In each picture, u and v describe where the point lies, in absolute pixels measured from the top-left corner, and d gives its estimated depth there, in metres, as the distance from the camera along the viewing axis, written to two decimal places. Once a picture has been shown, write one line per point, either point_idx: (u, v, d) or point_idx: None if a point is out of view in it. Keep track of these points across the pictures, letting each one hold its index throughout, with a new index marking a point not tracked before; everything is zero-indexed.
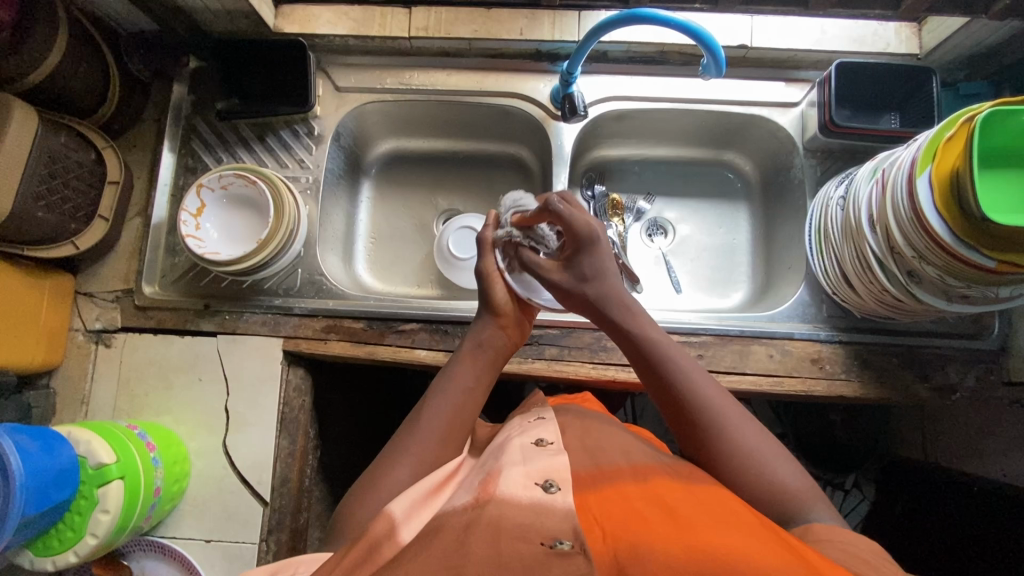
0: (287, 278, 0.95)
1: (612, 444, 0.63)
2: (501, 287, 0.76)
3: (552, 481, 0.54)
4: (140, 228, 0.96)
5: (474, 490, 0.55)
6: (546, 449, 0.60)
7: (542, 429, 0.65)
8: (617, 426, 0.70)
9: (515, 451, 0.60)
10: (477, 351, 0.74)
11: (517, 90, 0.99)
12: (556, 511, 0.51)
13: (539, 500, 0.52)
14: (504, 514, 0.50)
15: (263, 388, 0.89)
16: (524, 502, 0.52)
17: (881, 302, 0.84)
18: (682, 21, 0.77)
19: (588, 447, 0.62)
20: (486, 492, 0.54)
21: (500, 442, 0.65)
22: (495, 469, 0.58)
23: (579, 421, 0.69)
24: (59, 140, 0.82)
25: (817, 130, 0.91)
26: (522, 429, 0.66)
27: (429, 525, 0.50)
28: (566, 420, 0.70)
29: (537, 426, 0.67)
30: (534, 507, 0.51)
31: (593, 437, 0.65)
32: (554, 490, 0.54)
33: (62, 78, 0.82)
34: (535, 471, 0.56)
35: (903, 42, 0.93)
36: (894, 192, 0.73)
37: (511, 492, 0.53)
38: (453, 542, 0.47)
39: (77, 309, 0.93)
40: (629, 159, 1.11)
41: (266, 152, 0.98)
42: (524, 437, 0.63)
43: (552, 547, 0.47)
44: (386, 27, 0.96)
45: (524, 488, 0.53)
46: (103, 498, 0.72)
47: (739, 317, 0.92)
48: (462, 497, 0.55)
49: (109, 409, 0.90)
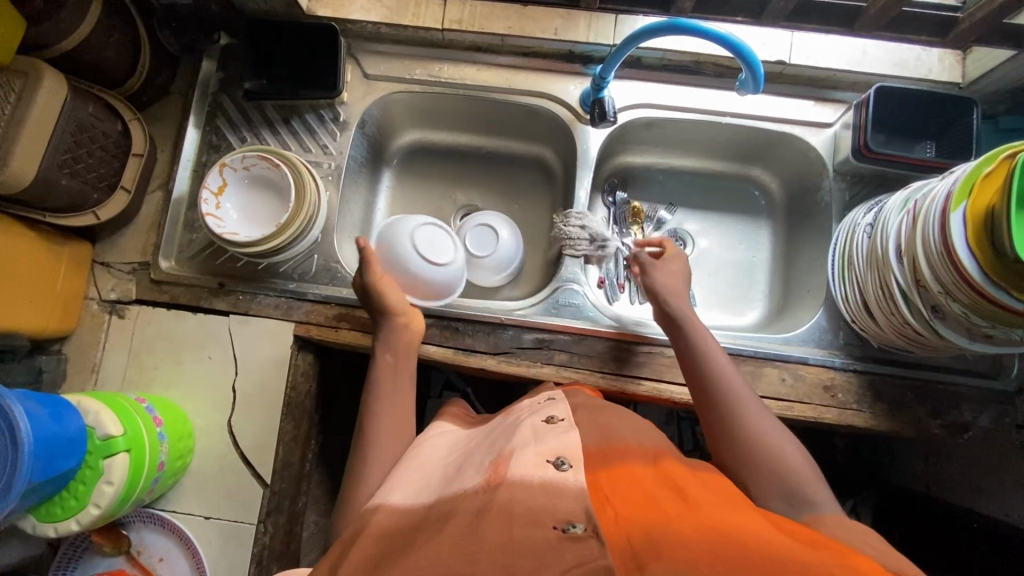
0: (303, 263, 0.95)
1: (620, 423, 0.65)
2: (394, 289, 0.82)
3: (563, 459, 0.55)
4: (160, 202, 0.96)
5: (484, 472, 0.57)
6: (559, 427, 0.62)
7: (552, 408, 0.67)
8: (629, 415, 0.70)
9: (525, 431, 0.62)
10: (393, 351, 0.79)
11: (545, 89, 0.97)
12: (568, 491, 0.51)
13: (550, 479, 0.53)
14: (515, 497, 0.51)
15: (272, 371, 0.90)
16: (535, 482, 0.52)
17: (901, 334, 0.82)
18: (723, 35, 0.75)
19: (602, 426, 0.64)
20: (497, 475, 0.55)
21: (511, 424, 0.67)
22: (507, 449, 0.59)
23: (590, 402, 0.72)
24: (87, 109, 0.81)
25: (849, 153, 0.89)
26: (532, 410, 0.69)
27: (439, 515, 0.52)
28: (579, 399, 0.73)
29: (548, 405, 0.69)
30: (547, 487, 0.52)
31: (601, 415, 0.67)
32: (566, 468, 0.54)
33: (95, 46, 0.82)
34: (546, 450, 0.57)
35: (946, 70, 0.90)
36: (926, 225, 0.72)
37: (521, 474, 0.54)
38: (460, 534, 0.48)
39: (93, 278, 0.93)
40: (653, 167, 1.09)
41: (291, 136, 0.98)
42: (535, 416, 0.66)
43: (564, 530, 0.47)
44: (419, 18, 0.95)
45: (534, 468, 0.54)
46: (108, 470, 0.73)
47: (754, 337, 0.91)
48: (471, 479, 0.57)
49: (118, 380, 0.90)
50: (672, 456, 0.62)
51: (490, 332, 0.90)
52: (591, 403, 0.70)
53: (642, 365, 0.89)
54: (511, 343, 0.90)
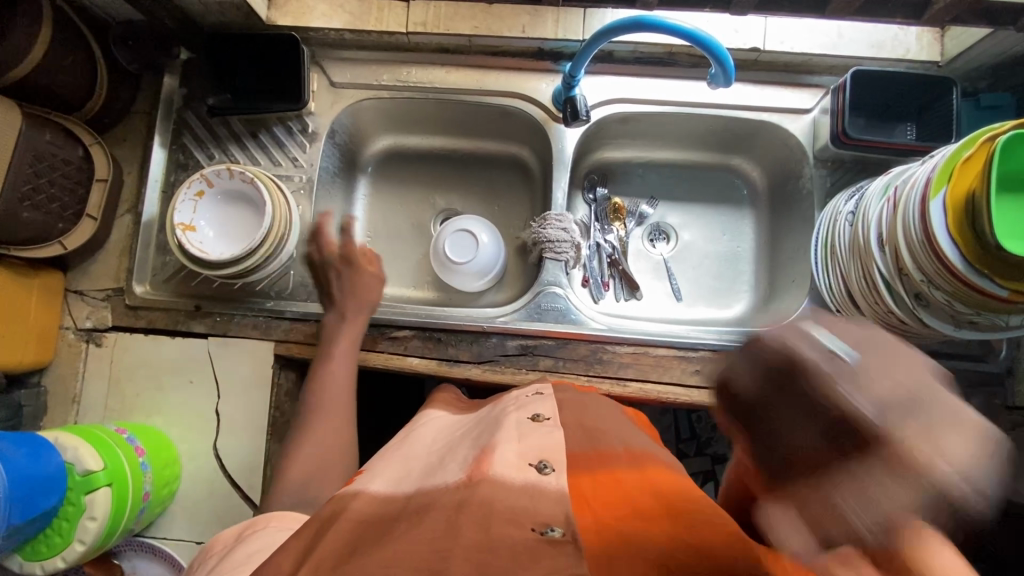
0: (280, 279, 0.93)
1: (606, 422, 0.65)
2: (365, 276, 0.87)
3: (546, 461, 0.55)
4: (130, 226, 0.94)
5: (467, 467, 0.54)
6: (545, 425, 0.61)
7: (539, 406, 0.67)
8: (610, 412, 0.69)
9: (511, 427, 0.61)
10: (344, 328, 0.83)
11: (517, 89, 0.95)
12: (550, 494, 0.50)
13: (533, 481, 0.52)
14: (495, 494, 0.49)
15: (254, 392, 0.89)
16: (517, 483, 0.51)
17: (886, 323, 0.81)
18: (689, 29, 0.72)
19: (588, 428, 0.62)
20: (479, 471, 0.53)
21: (495, 418, 0.65)
22: (490, 445, 0.57)
23: (576, 398, 0.72)
24: (44, 137, 0.79)
25: (829, 140, 0.88)
26: (518, 405, 0.68)
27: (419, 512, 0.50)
28: (564, 396, 0.72)
29: (534, 402, 0.68)
30: (528, 489, 0.51)
31: (588, 414, 0.66)
32: (548, 471, 0.53)
33: (47, 71, 0.80)
34: (530, 452, 0.56)
35: (924, 48, 0.88)
36: (906, 213, 0.71)
37: (503, 473, 0.52)
38: (438, 523, 0.46)
39: (67, 307, 0.92)
40: (632, 161, 1.07)
41: (260, 150, 0.96)
42: (522, 413, 0.65)
43: (542, 533, 0.45)
44: (382, 22, 0.92)
45: (517, 470, 0.53)
46: (90, 505, 0.72)
47: (740, 332, 0.90)
48: (453, 472, 0.54)
49: (99, 409, 0.89)
50: (661, 460, 0.60)
51: (473, 341, 0.89)
52: (578, 401, 0.70)
53: (628, 367, 0.88)
54: (495, 350, 0.89)
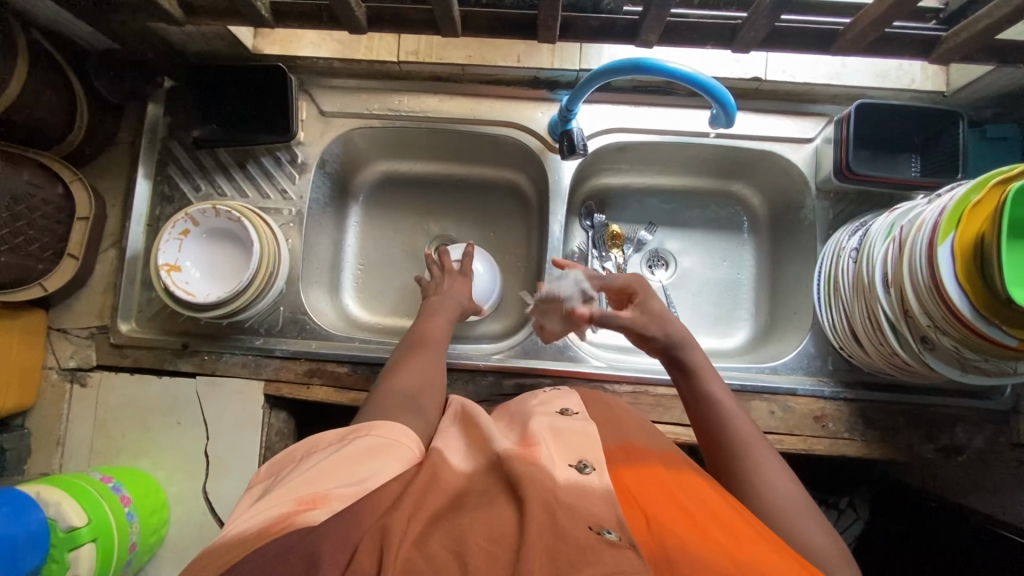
0: (269, 316, 0.90)
1: (638, 425, 0.63)
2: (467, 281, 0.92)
3: (587, 460, 0.51)
4: (115, 261, 0.92)
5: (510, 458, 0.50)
6: (576, 419, 0.59)
7: (566, 403, 0.64)
8: (641, 417, 0.66)
9: (544, 420, 0.58)
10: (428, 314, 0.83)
11: (512, 118, 0.93)
12: (595, 491, 0.47)
13: (575, 478, 0.48)
14: (548, 484, 0.45)
15: (244, 434, 0.86)
16: (562, 479, 0.47)
17: (890, 362, 0.79)
18: (689, 72, 0.70)
19: (618, 427, 0.60)
20: (529, 458, 0.49)
21: (522, 411, 0.62)
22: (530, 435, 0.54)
23: (606, 403, 0.68)
24: (22, 177, 0.76)
25: (831, 173, 0.85)
26: (544, 401, 0.65)
27: None
28: (589, 394, 0.70)
29: (562, 399, 0.65)
30: (575, 487, 0.47)
31: (614, 412, 0.65)
32: (590, 470, 0.49)
33: (24, 108, 0.76)
34: (569, 447, 0.52)
35: (929, 78, 0.86)
36: (912, 257, 0.69)
37: (549, 462, 0.49)
38: None
39: (50, 346, 0.89)
40: (630, 187, 1.05)
41: (248, 182, 0.93)
42: (549, 407, 0.62)
43: (600, 533, 0.41)
44: (373, 50, 0.89)
45: (559, 462, 0.49)
46: (75, 563, 0.70)
47: (742, 368, 0.88)
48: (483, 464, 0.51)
49: (85, 452, 0.87)
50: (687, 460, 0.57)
51: (469, 380, 0.87)
52: (602, 400, 0.68)
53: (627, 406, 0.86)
54: (491, 389, 0.87)
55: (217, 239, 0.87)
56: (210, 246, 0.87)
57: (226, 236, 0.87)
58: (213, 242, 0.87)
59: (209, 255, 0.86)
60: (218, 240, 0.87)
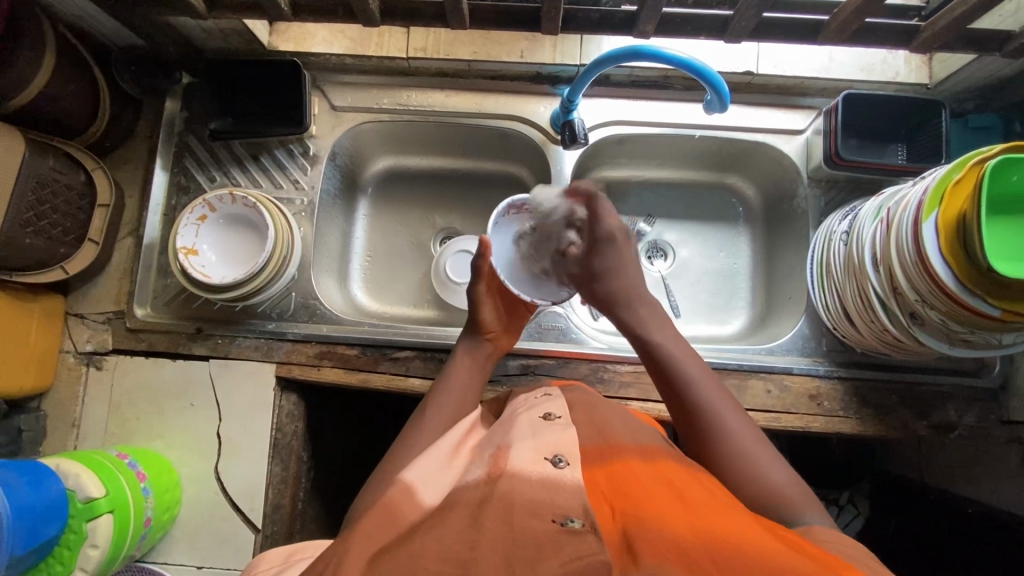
0: (281, 301, 0.93)
1: (619, 422, 0.64)
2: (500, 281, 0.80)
3: (561, 456, 0.52)
4: (132, 248, 0.95)
5: (485, 466, 0.53)
6: (555, 423, 0.59)
7: (549, 404, 0.64)
8: (624, 412, 0.69)
9: (523, 426, 0.58)
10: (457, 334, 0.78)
11: (516, 111, 0.97)
12: (567, 487, 0.49)
13: (548, 475, 0.50)
14: (515, 489, 0.48)
15: (255, 415, 0.89)
16: (534, 477, 0.49)
17: (882, 341, 0.82)
18: (686, 59, 0.74)
19: (599, 427, 0.62)
20: (497, 468, 0.52)
21: (507, 419, 0.63)
22: (504, 445, 0.55)
23: (586, 399, 0.69)
24: (48, 163, 0.79)
25: (822, 160, 0.89)
26: (528, 406, 0.64)
27: None
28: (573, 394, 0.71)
29: (546, 400, 0.65)
30: (546, 484, 0.48)
31: (599, 410, 0.66)
32: (563, 465, 0.51)
33: (51, 98, 0.80)
34: (545, 447, 0.54)
35: (913, 71, 0.91)
36: (899, 234, 0.72)
37: (520, 467, 0.50)
38: None
39: (67, 331, 0.92)
40: (629, 181, 1.09)
41: (261, 172, 0.97)
42: (532, 412, 0.62)
43: (563, 524, 0.44)
44: (384, 47, 0.94)
45: (533, 463, 0.51)
46: (92, 533, 0.72)
47: (740, 349, 0.91)
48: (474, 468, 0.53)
49: (99, 433, 0.89)
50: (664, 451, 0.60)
51: None
52: (586, 399, 0.69)
53: (628, 387, 0.88)
54: (497, 370, 0.89)
55: (234, 229, 0.90)
56: (222, 239, 0.90)
57: (241, 224, 0.90)
58: (228, 234, 0.90)
59: (222, 247, 0.90)
60: (233, 233, 0.90)
